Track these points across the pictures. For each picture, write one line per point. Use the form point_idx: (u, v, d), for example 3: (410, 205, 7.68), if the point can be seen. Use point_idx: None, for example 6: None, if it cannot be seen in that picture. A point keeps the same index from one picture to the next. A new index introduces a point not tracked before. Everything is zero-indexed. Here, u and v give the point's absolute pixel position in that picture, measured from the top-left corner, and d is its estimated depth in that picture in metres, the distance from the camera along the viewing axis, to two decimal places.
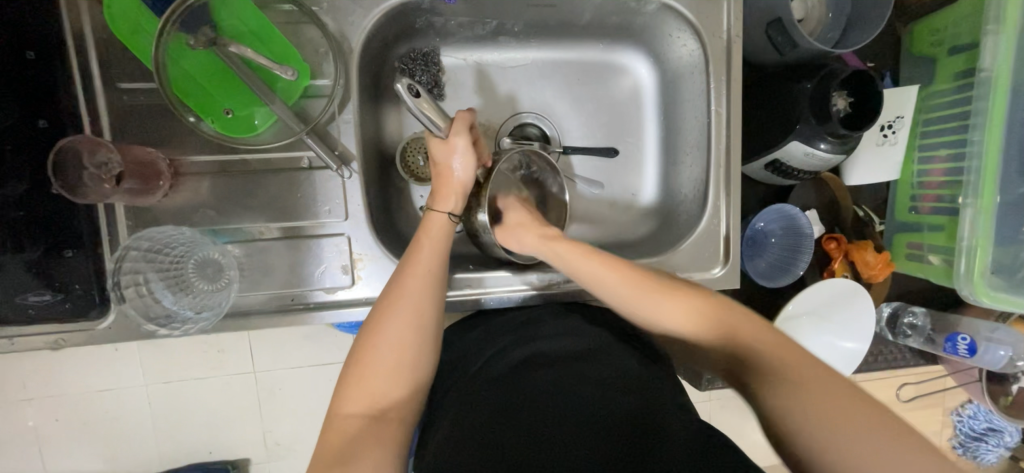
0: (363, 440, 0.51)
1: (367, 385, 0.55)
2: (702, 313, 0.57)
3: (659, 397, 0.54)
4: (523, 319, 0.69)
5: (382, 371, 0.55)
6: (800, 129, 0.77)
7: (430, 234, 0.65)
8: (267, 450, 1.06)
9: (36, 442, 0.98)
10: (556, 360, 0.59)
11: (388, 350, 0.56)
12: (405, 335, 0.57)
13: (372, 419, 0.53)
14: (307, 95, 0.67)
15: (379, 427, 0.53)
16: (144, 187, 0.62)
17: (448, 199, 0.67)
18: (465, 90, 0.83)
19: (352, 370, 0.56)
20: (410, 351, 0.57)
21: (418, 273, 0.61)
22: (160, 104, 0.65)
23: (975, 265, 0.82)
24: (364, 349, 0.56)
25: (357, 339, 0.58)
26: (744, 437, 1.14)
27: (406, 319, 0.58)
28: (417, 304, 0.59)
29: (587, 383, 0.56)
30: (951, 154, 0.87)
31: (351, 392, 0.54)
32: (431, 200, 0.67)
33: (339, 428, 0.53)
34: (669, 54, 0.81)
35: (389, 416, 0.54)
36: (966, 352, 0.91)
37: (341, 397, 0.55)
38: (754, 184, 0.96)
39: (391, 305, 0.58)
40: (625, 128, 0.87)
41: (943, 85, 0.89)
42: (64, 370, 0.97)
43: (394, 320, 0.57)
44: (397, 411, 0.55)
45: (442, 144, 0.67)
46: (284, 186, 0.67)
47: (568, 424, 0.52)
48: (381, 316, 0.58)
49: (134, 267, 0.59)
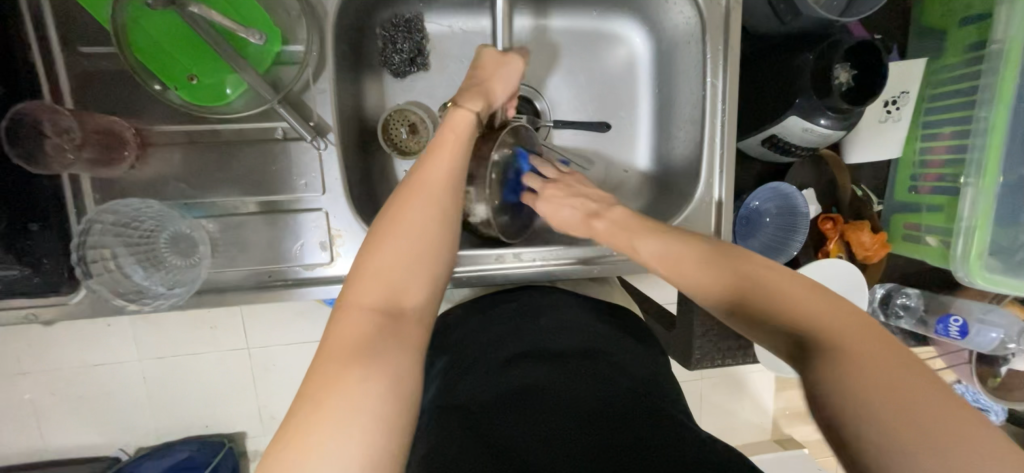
0: (375, 336, 0.47)
1: (381, 277, 0.51)
2: (737, 275, 0.54)
3: (665, 405, 0.53)
4: (522, 310, 0.69)
5: (396, 265, 0.52)
6: (799, 104, 0.74)
7: (455, 131, 0.60)
8: (262, 425, 1.06)
9: (33, 415, 0.98)
10: (551, 354, 0.59)
11: (405, 244, 0.53)
12: (424, 230, 0.54)
13: (385, 314, 0.49)
14: (280, 62, 0.64)
15: (397, 322, 0.50)
16: (107, 157, 0.60)
17: (471, 98, 0.63)
18: (451, 59, 0.79)
19: (363, 261, 0.52)
20: (431, 246, 0.54)
21: (439, 169, 0.57)
22: (123, 70, 0.61)
23: (971, 246, 0.80)
24: (377, 242, 0.52)
25: (369, 235, 0.54)
26: (734, 415, 1.15)
27: (426, 215, 0.54)
28: (440, 198, 0.56)
29: (581, 372, 0.56)
30: (956, 131, 0.84)
31: (368, 283, 0.51)
32: (461, 95, 0.63)
33: (352, 318, 0.49)
34: (664, 23, 0.78)
35: (408, 314, 0.51)
36: (957, 333, 0.90)
37: (349, 291, 0.51)
38: (750, 161, 0.94)
39: (409, 200, 0.55)
40: (617, 102, 0.84)
41: (953, 58, 0.84)
42: (53, 345, 0.96)
43: (413, 213, 0.54)
44: (417, 309, 0.52)
45: (498, 56, 0.67)
46: (259, 157, 0.64)
47: (557, 405, 0.51)
48: (401, 206, 0.55)
49: (100, 241, 0.57)
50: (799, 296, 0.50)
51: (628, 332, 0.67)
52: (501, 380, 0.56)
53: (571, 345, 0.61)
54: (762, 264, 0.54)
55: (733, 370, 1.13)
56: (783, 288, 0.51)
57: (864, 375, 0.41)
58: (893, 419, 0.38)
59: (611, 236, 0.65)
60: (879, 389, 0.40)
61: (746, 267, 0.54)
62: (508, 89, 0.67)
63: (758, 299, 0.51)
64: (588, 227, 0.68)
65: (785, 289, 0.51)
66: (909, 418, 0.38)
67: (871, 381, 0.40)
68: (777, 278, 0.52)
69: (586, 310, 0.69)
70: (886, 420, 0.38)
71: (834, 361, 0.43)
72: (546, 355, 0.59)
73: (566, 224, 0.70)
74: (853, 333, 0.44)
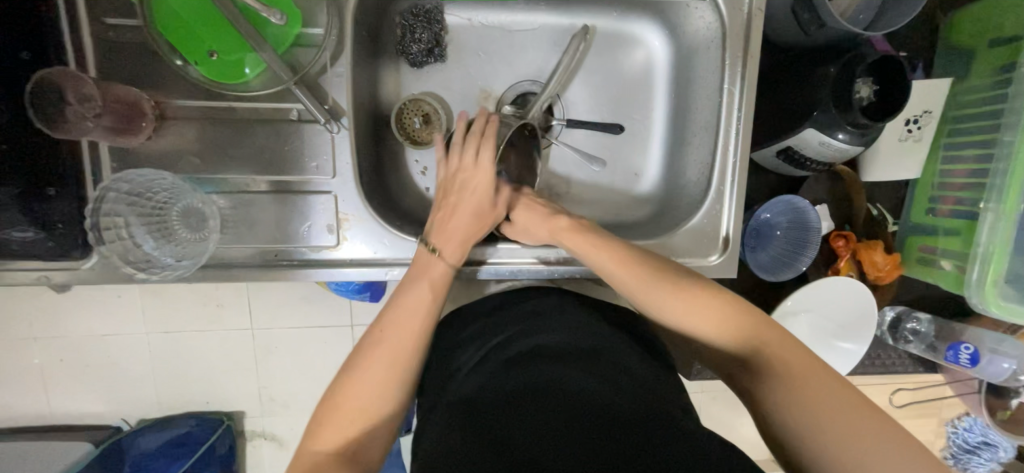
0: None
1: (340, 422, 0.51)
2: (723, 308, 0.54)
3: (665, 401, 0.54)
4: (523, 311, 0.68)
5: (355, 413, 0.52)
6: (817, 116, 0.73)
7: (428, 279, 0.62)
8: (261, 406, 1.07)
9: (40, 380, 1.00)
10: (556, 353, 0.59)
11: (365, 390, 0.53)
12: (385, 378, 0.54)
13: (340, 458, 0.50)
14: (298, 44, 0.65)
15: (347, 466, 0.50)
16: (127, 126, 0.61)
17: (449, 245, 0.66)
18: (468, 52, 0.79)
19: (325, 405, 0.53)
20: (387, 392, 0.54)
21: (409, 315, 0.58)
22: (146, 43, 0.63)
23: (987, 273, 0.78)
24: (340, 389, 0.53)
25: (335, 379, 0.54)
26: (733, 430, 1.13)
27: (387, 362, 0.55)
28: (401, 349, 0.56)
29: (582, 372, 0.55)
30: (979, 154, 0.82)
31: (325, 428, 0.51)
32: (442, 242, 0.65)
33: (305, 462, 0.50)
34: (684, 28, 0.77)
35: (358, 457, 0.51)
36: (967, 362, 0.88)
37: (310, 431, 0.52)
38: (763, 173, 0.93)
39: (374, 347, 0.55)
40: (632, 105, 0.83)
41: (980, 80, 0.82)
42: (64, 312, 0.98)
43: (375, 365, 0.54)
44: (366, 452, 0.52)
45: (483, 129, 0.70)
46: (272, 137, 0.65)
47: (566, 407, 0.51)
48: (364, 352, 0.55)
49: (113, 209, 0.58)
50: (757, 327, 0.52)
51: (629, 334, 0.67)
52: (504, 380, 0.56)
53: (573, 346, 0.60)
54: (727, 295, 0.55)
55: None
56: (741, 320, 0.53)
57: (803, 389, 0.47)
58: (821, 426, 0.44)
59: (576, 237, 0.64)
60: (812, 401, 0.46)
61: (710, 295, 0.55)
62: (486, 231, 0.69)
63: (713, 327, 0.54)
64: (552, 225, 0.66)
65: (745, 321, 0.53)
66: (835, 424, 0.44)
67: (803, 389, 0.47)
68: (741, 309, 0.54)
69: (588, 310, 0.69)
70: (817, 425, 0.45)
71: (774, 379, 0.48)
72: (549, 355, 0.58)
73: (533, 228, 0.68)
74: (789, 351, 0.49)
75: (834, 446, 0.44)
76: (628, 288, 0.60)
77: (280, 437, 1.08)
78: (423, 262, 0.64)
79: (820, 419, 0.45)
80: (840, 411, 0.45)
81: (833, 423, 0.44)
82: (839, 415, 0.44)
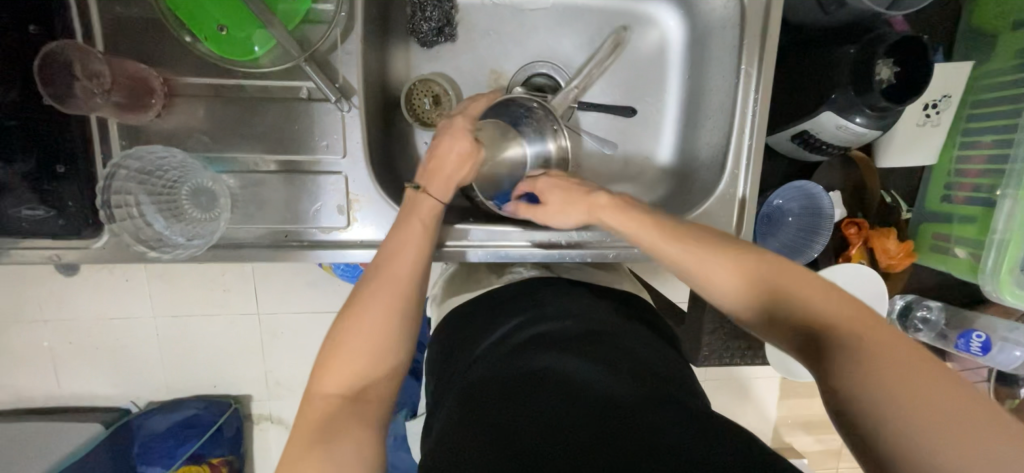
0: (338, 422, 0.48)
1: (343, 364, 0.51)
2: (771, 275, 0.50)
3: (674, 388, 0.53)
4: (528, 300, 0.68)
5: (358, 357, 0.51)
6: (834, 99, 0.71)
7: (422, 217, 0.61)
8: (268, 390, 1.08)
9: (49, 361, 1.01)
10: (561, 339, 0.58)
11: (366, 330, 0.52)
12: (383, 320, 0.53)
13: (349, 400, 0.50)
14: (308, 21, 0.64)
15: (357, 406, 0.50)
16: (135, 103, 0.60)
17: (433, 181, 0.64)
18: (478, 32, 0.78)
19: (327, 351, 0.52)
20: (386, 330, 0.53)
21: (403, 255, 0.57)
22: (156, 20, 0.62)
23: (1003, 260, 0.77)
24: (341, 332, 0.52)
25: (334, 323, 0.53)
26: (737, 416, 1.14)
27: (382, 301, 0.54)
28: (398, 290, 0.55)
29: (586, 355, 0.55)
30: (998, 140, 0.80)
31: (330, 371, 0.51)
32: (426, 178, 0.64)
33: (316, 407, 0.49)
34: (700, 8, 0.75)
35: (367, 396, 0.51)
36: (978, 350, 0.87)
37: (316, 378, 0.51)
38: (777, 158, 0.91)
39: (369, 286, 0.55)
40: (645, 87, 0.82)
41: (1004, 63, 0.80)
42: (73, 295, 0.98)
43: (372, 305, 0.53)
44: (375, 392, 0.52)
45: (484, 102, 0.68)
46: (282, 116, 0.65)
47: (573, 394, 0.50)
48: (362, 295, 0.54)
49: (124, 187, 0.58)
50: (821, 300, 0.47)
51: (637, 321, 0.66)
52: (511, 365, 0.56)
53: (574, 331, 0.60)
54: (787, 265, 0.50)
55: (739, 372, 1.12)
56: (806, 294, 0.48)
57: (878, 370, 0.41)
58: (897, 412, 0.39)
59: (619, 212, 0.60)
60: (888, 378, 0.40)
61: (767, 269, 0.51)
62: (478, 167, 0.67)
63: (774, 298, 0.49)
64: (591, 202, 0.63)
65: (812, 296, 0.47)
66: (921, 416, 0.38)
67: (874, 369, 0.41)
68: (809, 282, 0.48)
69: (596, 299, 0.69)
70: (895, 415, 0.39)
71: (833, 355, 0.44)
72: (554, 339, 0.59)
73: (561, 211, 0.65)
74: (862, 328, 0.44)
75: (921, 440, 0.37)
76: (678, 264, 0.55)
77: (287, 420, 1.09)
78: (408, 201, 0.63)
79: (898, 405, 0.39)
80: (930, 402, 0.38)
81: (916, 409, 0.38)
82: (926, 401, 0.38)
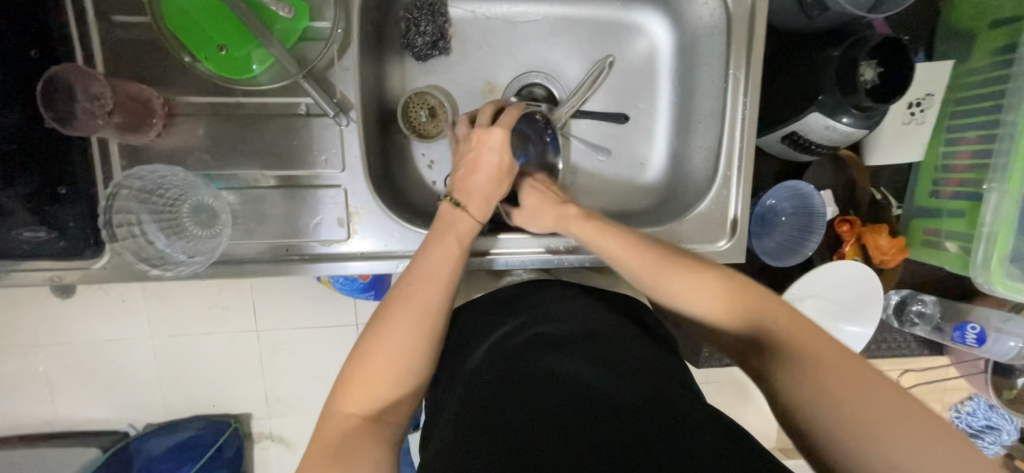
0: (357, 443, 0.48)
1: (367, 384, 0.51)
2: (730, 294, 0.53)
3: (676, 389, 0.53)
4: (524, 303, 0.68)
5: (382, 375, 0.51)
6: (821, 100, 0.73)
7: (456, 236, 0.63)
8: (268, 407, 1.07)
9: (46, 387, 1.00)
10: (572, 344, 0.59)
11: (392, 348, 0.52)
12: (408, 338, 0.53)
13: (368, 422, 0.50)
14: (305, 38, 0.65)
15: (377, 425, 0.50)
16: (136, 123, 0.61)
17: (472, 199, 0.67)
18: (471, 45, 0.80)
19: (350, 369, 0.52)
20: (412, 350, 0.53)
21: (431, 275, 0.58)
22: (156, 42, 0.63)
23: (992, 253, 0.79)
24: (365, 349, 0.52)
25: (358, 340, 0.54)
26: (740, 418, 1.14)
27: (410, 324, 0.54)
28: (425, 309, 0.55)
29: (598, 361, 0.56)
30: (982, 135, 0.82)
31: (353, 389, 0.51)
32: (466, 196, 0.66)
33: (337, 425, 0.50)
34: (688, 15, 0.77)
35: (386, 417, 0.51)
36: (974, 341, 0.89)
37: (337, 395, 0.51)
38: (768, 159, 0.93)
39: (396, 307, 0.55)
40: (637, 93, 0.83)
41: (982, 61, 0.83)
42: (70, 318, 0.98)
43: (398, 324, 0.53)
44: (394, 412, 0.52)
45: (507, 117, 0.69)
46: (281, 131, 0.65)
47: (585, 399, 0.51)
48: (387, 313, 0.55)
49: (126, 207, 0.58)
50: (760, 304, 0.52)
51: (630, 320, 0.67)
52: (514, 367, 0.57)
53: (574, 332, 0.61)
54: (724, 274, 0.55)
55: (741, 373, 1.13)
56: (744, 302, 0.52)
57: (805, 363, 0.45)
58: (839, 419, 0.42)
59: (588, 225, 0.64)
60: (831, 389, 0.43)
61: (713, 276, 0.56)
62: (508, 185, 0.70)
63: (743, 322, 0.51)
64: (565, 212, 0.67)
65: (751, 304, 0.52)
66: (847, 400, 0.42)
67: (815, 379, 0.44)
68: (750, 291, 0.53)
69: (592, 299, 0.69)
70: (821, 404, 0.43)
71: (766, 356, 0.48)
72: (556, 342, 0.59)
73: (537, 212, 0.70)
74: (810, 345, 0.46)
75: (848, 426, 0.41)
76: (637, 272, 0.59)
77: (288, 438, 1.08)
78: (447, 216, 0.65)
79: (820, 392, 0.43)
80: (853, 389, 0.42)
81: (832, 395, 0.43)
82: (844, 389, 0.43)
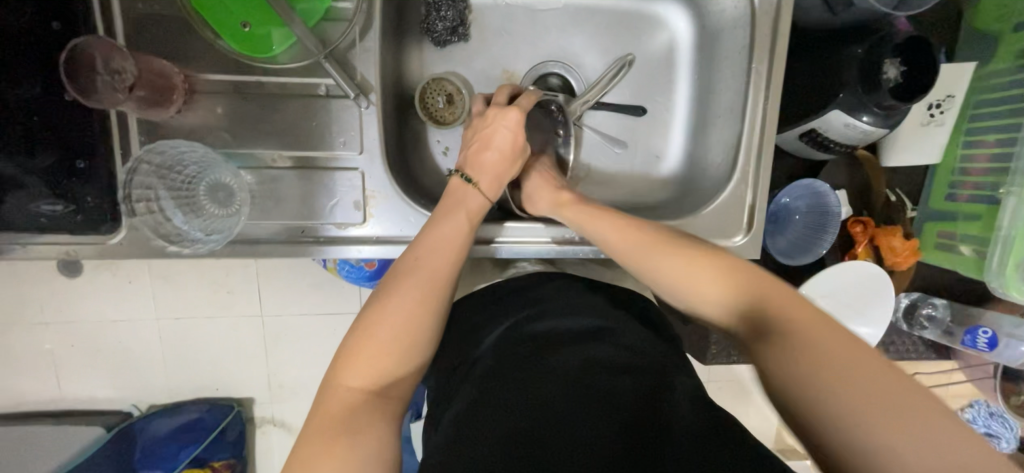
0: (361, 416, 0.48)
1: (371, 358, 0.51)
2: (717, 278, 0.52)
3: (676, 381, 0.54)
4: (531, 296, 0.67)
5: (384, 347, 0.52)
6: (843, 98, 0.72)
7: (460, 214, 0.63)
8: (270, 392, 1.07)
9: (52, 365, 1.00)
10: (572, 335, 0.59)
11: (396, 324, 0.53)
12: (412, 313, 0.54)
13: (371, 396, 0.50)
14: (328, 18, 0.65)
15: (379, 400, 0.50)
16: (156, 99, 0.61)
17: (484, 177, 0.67)
18: (491, 32, 0.79)
19: (353, 342, 0.52)
20: (416, 326, 0.53)
21: (437, 254, 0.58)
22: (176, 19, 0.63)
23: (1008, 257, 0.78)
24: (369, 324, 0.53)
25: (361, 313, 0.54)
26: (743, 418, 1.14)
27: (413, 300, 0.54)
28: (429, 286, 0.56)
29: (597, 352, 0.56)
30: (1001, 139, 0.82)
31: (357, 364, 0.51)
32: (478, 173, 0.67)
33: (339, 399, 0.49)
34: (710, 8, 0.77)
35: (389, 393, 0.51)
36: (985, 345, 0.89)
37: (340, 369, 0.51)
38: (783, 157, 0.92)
39: (402, 282, 0.55)
40: (655, 86, 0.83)
41: (1002, 64, 0.82)
42: (77, 297, 0.98)
43: (403, 297, 0.54)
44: (397, 389, 0.52)
45: (527, 100, 0.71)
46: (299, 113, 0.65)
47: (583, 388, 0.52)
48: (390, 289, 0.55)
49: (145, 182, 0.59)
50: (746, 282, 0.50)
51: (643, 317, 0.67)
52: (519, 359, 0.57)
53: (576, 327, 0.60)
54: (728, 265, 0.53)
55: (744, 373, 1.13)
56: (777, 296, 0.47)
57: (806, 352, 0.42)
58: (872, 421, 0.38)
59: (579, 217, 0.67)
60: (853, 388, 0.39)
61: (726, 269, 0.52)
62: (519, 166, 0.70)
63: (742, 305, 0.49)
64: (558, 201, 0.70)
65: (780, 299, 0.47)
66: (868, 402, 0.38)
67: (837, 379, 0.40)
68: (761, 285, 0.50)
69: (594, 290, 0.69)
70: (831, 393, 0.40)
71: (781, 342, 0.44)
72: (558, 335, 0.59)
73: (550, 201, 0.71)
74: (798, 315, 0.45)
75: (859, 417, 0.38)
76: (601, 230, 0.63)
77: (290, 422, 1.09)
78: (458, 192, 0.65)
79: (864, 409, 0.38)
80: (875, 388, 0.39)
81: (855, 385, 0.39)
82: (872, 392, 0.39)
